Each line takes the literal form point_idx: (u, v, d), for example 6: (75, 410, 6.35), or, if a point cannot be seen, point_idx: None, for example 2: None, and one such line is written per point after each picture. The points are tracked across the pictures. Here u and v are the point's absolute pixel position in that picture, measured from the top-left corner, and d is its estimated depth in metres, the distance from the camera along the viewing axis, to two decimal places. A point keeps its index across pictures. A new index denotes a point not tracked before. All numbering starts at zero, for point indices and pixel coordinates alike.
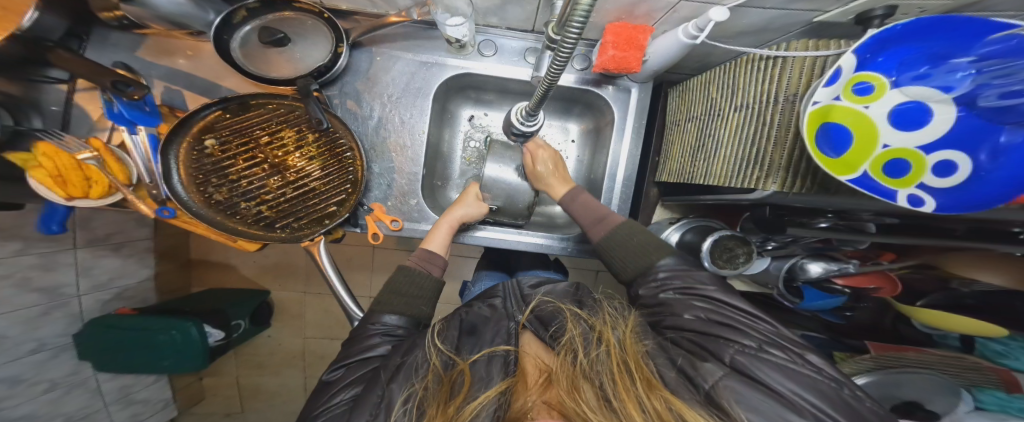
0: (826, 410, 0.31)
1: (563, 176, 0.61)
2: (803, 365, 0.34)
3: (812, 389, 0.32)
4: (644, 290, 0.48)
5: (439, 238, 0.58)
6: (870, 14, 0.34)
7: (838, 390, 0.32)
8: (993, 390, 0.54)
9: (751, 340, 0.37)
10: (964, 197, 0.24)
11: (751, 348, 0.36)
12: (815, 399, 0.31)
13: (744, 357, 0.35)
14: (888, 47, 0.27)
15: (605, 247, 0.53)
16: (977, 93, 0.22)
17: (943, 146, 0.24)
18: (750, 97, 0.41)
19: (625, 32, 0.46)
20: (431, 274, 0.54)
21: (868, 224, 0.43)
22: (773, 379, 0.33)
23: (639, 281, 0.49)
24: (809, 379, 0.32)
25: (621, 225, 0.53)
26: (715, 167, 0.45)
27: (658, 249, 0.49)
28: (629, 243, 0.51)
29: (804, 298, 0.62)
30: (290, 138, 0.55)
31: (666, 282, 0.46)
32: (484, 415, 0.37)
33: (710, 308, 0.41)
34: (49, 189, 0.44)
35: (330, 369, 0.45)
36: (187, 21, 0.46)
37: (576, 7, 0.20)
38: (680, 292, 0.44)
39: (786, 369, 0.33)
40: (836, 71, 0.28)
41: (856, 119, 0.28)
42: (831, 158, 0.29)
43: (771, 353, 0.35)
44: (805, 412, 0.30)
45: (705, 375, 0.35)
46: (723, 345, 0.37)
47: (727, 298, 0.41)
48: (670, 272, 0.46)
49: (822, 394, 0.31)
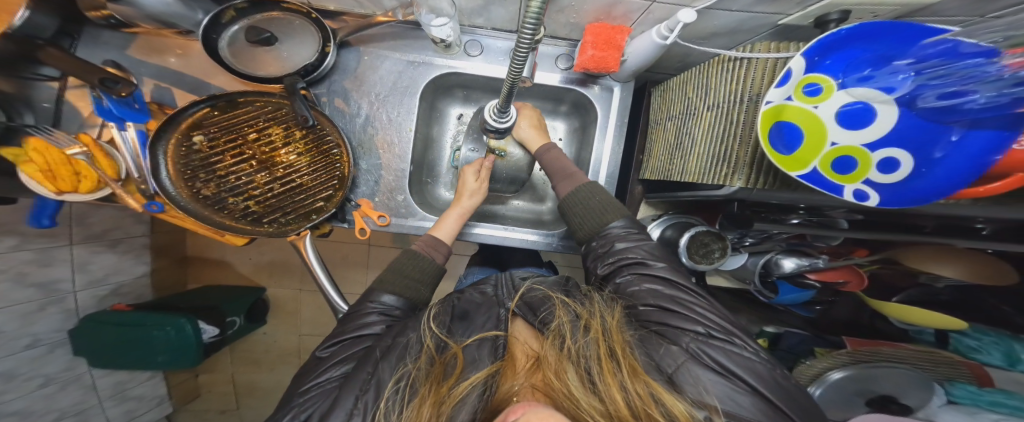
0: (761, 388, 0.35)
1: (540, 129, 0.62)
2: (744, 350, 0.37)
3: (751, 372, 0.36)
4: (602, 268, 0.49)
5: (446, 227, 0.60)
6: (826, 18, 0.36)
7: (772, 371, 0.36)
8: (964, 383, 0.57)
9: (702, 326, 0.39)
10: (903, 193, 0.26)
11: (703, 335, 0.39)
12: (753, 380, 0.35)
13: (698, 344, 0.38)
14: (834, 49, 0.29)
15: (569, 204, 0.54)
16: (917, 94, 0.24)
17: (885, 144, 0.25)
18: (720, 96, 0.42)
19: (604, 33, 0.47)
20: (434, 260, 0.56)
21: (839, 221, 0.44)
22: (720, 361, 0.36)
23: (596, 257, 0.50)
24: (748, 362, 0.36)
25: (584, 184, 0.53)
26: (690, 165, 0.46)
27: (613, 212, 0.51)
28: (589, 203, 0.52)
29: (779, 293, 0.64)
30: (278, 135, 0.56)
31: (622, 255, 0.47)
32: (471, 399, 0.38)
33: (664, 290, 0.43)
34: (39, 184, 0.45)
35: (324, 345, 0.47)
36: (175, 20, 0.48)
37: (528, 9, 0.21)
38: (632, 273, 0.46)
39: (733, 354, 0.37)
40: (787, 73, 0.31)
41: (807, 118, 0.29)
42: (784, 155, 0.31)
43: (718, 339, 0.38)
44: (744, 391, 0.34)
45: (668, 361, 0.37)
46: (679, 334, 0.39)
47: (676, 278, 0.44)
48: (626, 245, 0.48)
49: (758, 375, 0.35)
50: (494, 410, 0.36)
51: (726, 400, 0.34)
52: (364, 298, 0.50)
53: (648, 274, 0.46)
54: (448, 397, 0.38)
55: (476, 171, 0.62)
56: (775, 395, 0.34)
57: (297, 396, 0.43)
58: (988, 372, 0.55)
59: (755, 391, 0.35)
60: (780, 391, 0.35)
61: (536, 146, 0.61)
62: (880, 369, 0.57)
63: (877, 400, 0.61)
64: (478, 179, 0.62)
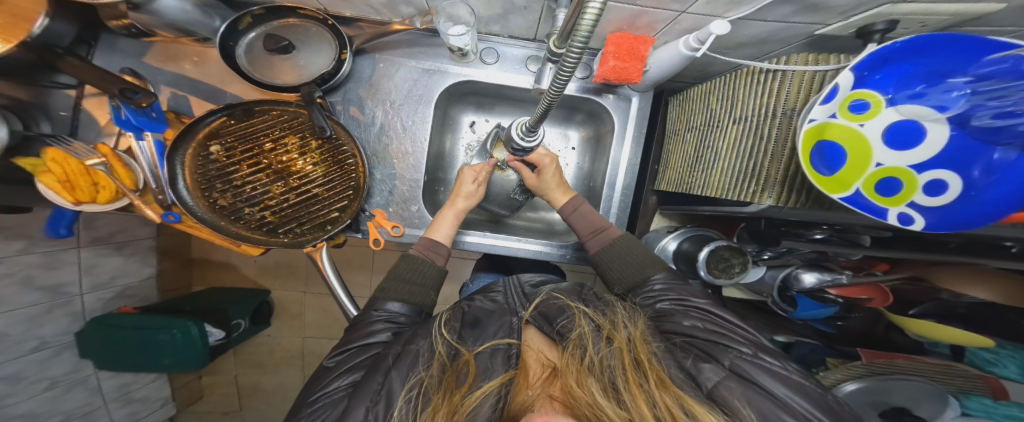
0: (815, 412, 0.33)
1: (564, 185, 0.62)
2: (792, 371, 0.37)
3: (803, 393, 0.34)
4: (639, 299, 0.49)
5: (443, 229, 0.60)
6: (871, 29, 0.35)
7: (822, 394, 0.35)
8: (980, 396, 0.56)
9: (746, 346, 0.39)
10: (951, 217, 0.25)
11: (748, 354, 0.38)
12: (806, 402, 0.34)
13: (743, 362, 0.37)
14: (887, 63, 0.28)
15: (604, 259, 0.55)
16: (972, 113, 0.23)
17: (934, 165, 0.25)
18: (749, 110, 0.41)
19: (626, 42, 0.46)
20: (434, 263, 0.55)
21: (864, 237, 0.43)
22: (769, 384, 0.35)
23: (636, 291, 0.50)
24: (797, 384, 0.35)
25: (621, 237, 0.55)
26: (713, 179, 0.46)
27: (654, 265, 0.51)
28: (628, 254, 0.53)
29: (797, 307, 0.65)
30: (293, 144, 0.56)
31: (663, 293, 0.48)
32: (484, 409, 0.37)
33: (704, 318, 0.43)
34: (57, 194, 0.45)
35: (330, 355, 0.46)
36: (194, 28, 0.47)
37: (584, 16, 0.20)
38: (674, 304, 0.46)
39: (781, 375, 0.36)
40: (834, 89, 0.29)
41: (851, 137, 0.28)
42: (825, 176, 0.29)
43: (765, 359, 0.37)
44: (798, 413, 0.33)
45: (707, 375, 0.37)
46: (723, 350, 0.39)
47: (718, 311, 0.44)
48: (665, 285, 0.48)
49: (810, 396, 0.34)
50: (508, 420, 0.35)
51: (770, 417, 0.32)
52: (371, 307, 0.49)
53: (690, 307, 0.45)
54: (461, 406, 0.37)
55: (475, 173, 0.62)
56: (826, 415, 0.33)
57: (307, 405, 0.42)
58: (1003, 385, 0.55)
59: (810, 415, 0.33)
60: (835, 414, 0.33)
61: (564, 201, 0.61)
62: (896, 382, 0.57)
63: (890, 413, 0.60)
64: (477, 180, 0.62)
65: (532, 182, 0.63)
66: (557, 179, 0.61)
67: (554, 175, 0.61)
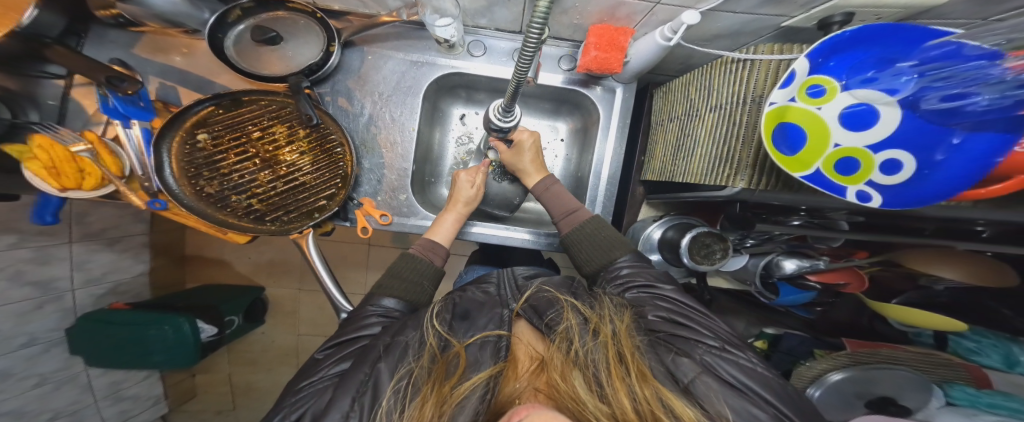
0: (777, 404, 0.35)
1: (538, 164, 0.62)
2: (755, 363, 0.38)
3: (764, 384, 0.36)
4: (609, 288, 0.50)
5: (444, 228, 0.60)
6: (830, 20, 0.36)
7: (783, 385, 0.37)
8: (963, 386, 0.57)
9: (714, 339, 0.40)
10: (906, 195, 0.26)
11: (715, 348, 0.39)
12: (770, 395, 0.35)
13: (711, 356, 0.38)
14: (839, 51, 0.29)
15: (579, 246, 0.55)
16: (921, 96, 0.24)
17: (889, 146, 0.25)
18: (722, 98, 0.42)
19: (607, 33, 0.47)
20: (433, 263, 0.56)
21: (840, 222, 0.44)
22: (733, 376, 0.37)
23: (602, 276, 0.52)
24: (760, 376, 0.37)
25: (591, 219, 0.55)
26: (692, 166, 0.47)
27: (620, 247, 0.53)
28: (595, 237, 0.54)
29: (780, 294, 0.66)
30: (282, 133, 0.56)
31: (630, 279, 0.49)
32: (472, 400, 0.37)
33: (670, 308, 0.44)
34: (43, 180, 0.46)
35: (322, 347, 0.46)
36: (182, 20, 0.48)
37: (535, 8, 0.23)
38: (641, 291, 0.47)
39: (745, 368, 0.37)
40: (791, 74, 0.31)
41: (810, 119, 0.29)
42: (787, 155, 0.32)
43: (731, 352, 0.39)
44: (763, 406, 0.34)
45: (684, 371, 0.37)
46: (692, 344, 0.40)
47: (682, 299, 0.45)
48: (631, 269, 0.50)
49: (773, 389, 0.36)
50: (497, 414, 0.36)
51: (742, 413, 0.34)
52: (364, 302, 0.50)
53: (657, 295, 0.47)
54: (449, 397, 0.38)
55: (471, 177, 0.63)
56: (791, 410, 0.34)
57: (293, 394, 0.42)
58: (987, 374, 0.56)
59: (770, 406, 0.35)
60: (793, 403, 0.35)
61: (535, 180, 0.61)
62: (878, 372, 0.57)
63: (875, 402, 0.61)
64: (474, 185, 0.63)
65: (507, 157, 0.62)
66: (532, 156, 0.61)
67: (531, 146, 0.61)
